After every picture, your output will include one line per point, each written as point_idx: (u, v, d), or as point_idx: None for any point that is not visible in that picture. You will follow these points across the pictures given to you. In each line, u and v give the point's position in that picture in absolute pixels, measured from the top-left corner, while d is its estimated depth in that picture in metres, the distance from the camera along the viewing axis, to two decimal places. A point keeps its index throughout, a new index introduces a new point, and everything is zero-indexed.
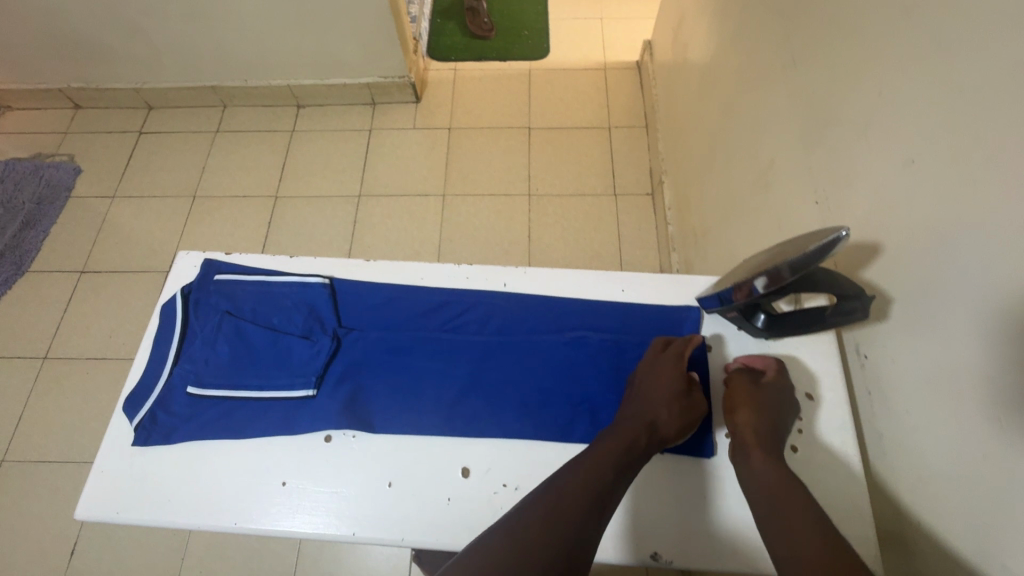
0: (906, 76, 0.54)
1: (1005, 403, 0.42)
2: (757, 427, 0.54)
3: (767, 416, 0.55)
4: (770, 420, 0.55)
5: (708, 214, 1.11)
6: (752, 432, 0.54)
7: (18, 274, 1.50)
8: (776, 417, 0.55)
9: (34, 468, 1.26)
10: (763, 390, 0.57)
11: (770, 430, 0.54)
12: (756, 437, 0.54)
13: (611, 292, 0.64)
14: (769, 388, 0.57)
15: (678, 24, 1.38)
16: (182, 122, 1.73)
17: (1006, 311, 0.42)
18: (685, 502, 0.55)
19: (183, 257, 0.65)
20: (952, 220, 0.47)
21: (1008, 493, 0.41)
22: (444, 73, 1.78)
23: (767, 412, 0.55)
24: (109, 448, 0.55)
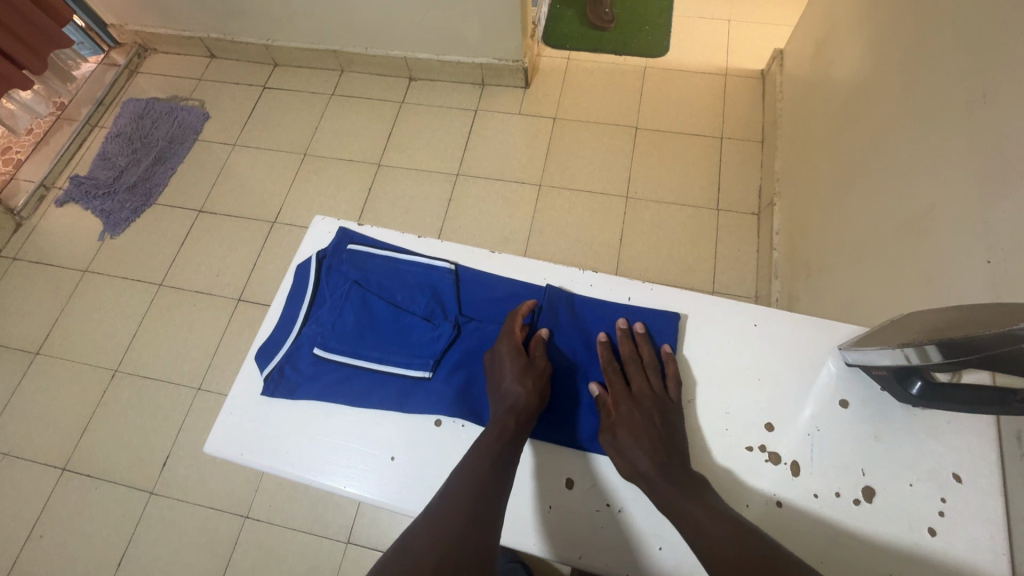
0: None
1: None
2: (645, 446, 0.51)
3: (647, 430, 0.52)
4: (659, 434, 0.52)
5: (830, 248, 1.03)
6: (645, 455, 0.50)
7: (147, 204, 1.65)
8: (661, 427, 0.53)
9: (141, 382, 1.40)
10: (623, 404, 0.54)
11: (659, 445, 0.51)
12: (652, 458, 0.50)
13: (741, 322, 0.59)
14: (631, 396, 0.55)
15: (823, 37, 1.28)
16: (302, 82, 1.82)
17: None
18: (607, 511, 0.52)
19: (319, 222, 0.68)
20: None
21: None
22: (557, 60, 1.75)
23: (646, 424, 0.52)
24: (238, 393, 0.59)
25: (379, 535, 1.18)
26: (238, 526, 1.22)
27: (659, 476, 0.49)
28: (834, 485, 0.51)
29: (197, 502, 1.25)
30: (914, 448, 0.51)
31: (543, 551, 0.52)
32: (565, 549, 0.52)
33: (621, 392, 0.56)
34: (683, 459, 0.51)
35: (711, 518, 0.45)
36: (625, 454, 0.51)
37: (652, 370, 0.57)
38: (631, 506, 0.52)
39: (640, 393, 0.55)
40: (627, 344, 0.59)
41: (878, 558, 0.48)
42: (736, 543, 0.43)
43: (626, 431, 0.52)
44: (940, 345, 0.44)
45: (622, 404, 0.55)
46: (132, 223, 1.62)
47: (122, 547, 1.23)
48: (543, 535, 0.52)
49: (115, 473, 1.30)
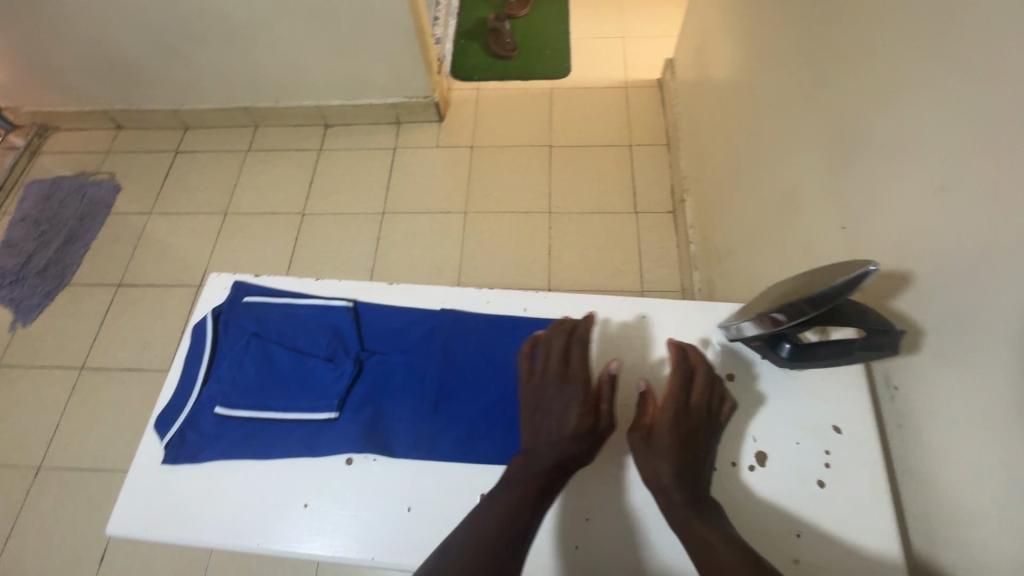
0: (926, 105, 0.54)
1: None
2: (676, 462, 0.52)
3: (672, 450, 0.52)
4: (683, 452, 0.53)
5: (732, 235, 1.10)
6: (672, 471, 0.51)
7: (60, 286, 1.57)
8: (696, 445, 0.53)
9: (69, 475, 1.31)
10: (672, 417, 0.54)
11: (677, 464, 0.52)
12: (677, 476, 0.51)
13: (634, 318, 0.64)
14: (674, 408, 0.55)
15: (700, 43, 1.39)
16: (216, 141, 1.80)
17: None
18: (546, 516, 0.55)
19: (215, 278, 0.67)
20: (973, 251, 0.47)
21: None
22: (467, 92, 1.81)
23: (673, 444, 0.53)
24: (139, 467, 0.57)
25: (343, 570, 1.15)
26: None
27: (681, 495, 0.50)
28: (728, 457, 0.58)
29: None
30: (798, 408, 0.59)
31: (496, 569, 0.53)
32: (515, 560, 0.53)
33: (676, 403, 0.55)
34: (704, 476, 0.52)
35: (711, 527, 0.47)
36: (656, 465, 0.53)
37: (706, 384, 0.56)
38: None
39: (691, 409, 0.55)
40: (698, 357, 0.58)
41: (777, 521, 0.54)
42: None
43: (664, 445, 0.53)
44: (783, 311, 0.49)
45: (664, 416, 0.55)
46: (46, 308, 1.54)
47: None
48: None
49: None
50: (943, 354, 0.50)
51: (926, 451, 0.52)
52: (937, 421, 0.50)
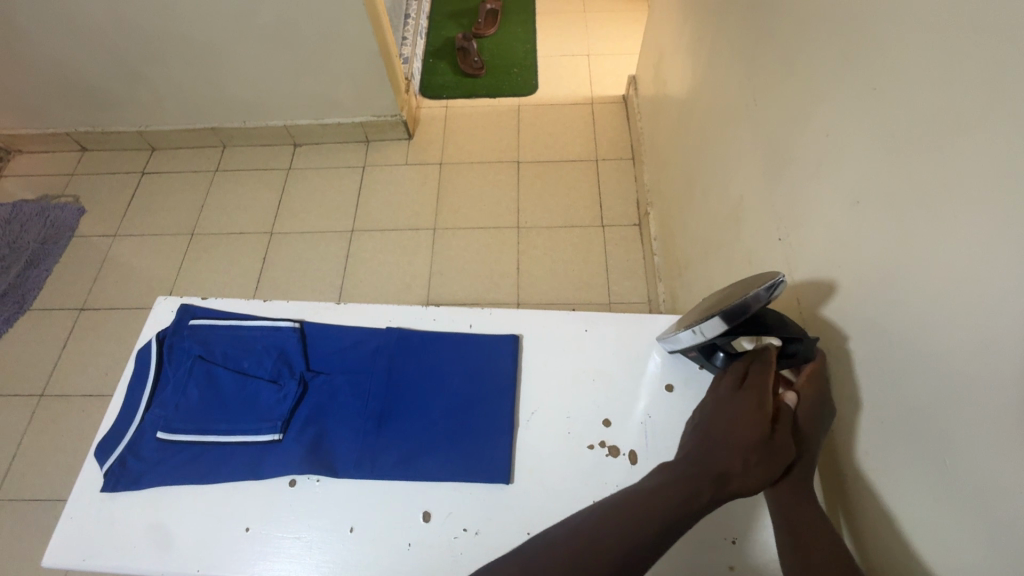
0: (844, 122, 0.57)
1: (941, 437, 0.43)
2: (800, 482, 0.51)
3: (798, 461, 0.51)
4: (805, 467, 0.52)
5: (690, 246, 1.13)
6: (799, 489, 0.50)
7: (20, 310, 1.54)
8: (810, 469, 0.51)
9: (26, 507, 1.27)
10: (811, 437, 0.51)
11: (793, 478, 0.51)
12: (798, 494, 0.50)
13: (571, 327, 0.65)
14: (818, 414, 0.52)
15: (659, 61, 1.43)
16: (183, 162, 1.79)
17: (929, 353, 0.44)
18: None
19: (161, 302, 0.67)
20: (886, 260, 0.50)
21: (952, 532, 0.42)
22: (436, 110, 1.83)
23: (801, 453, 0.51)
24: (79, 495, 0.56)
25: None
26: None
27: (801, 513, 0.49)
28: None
29: None
30: None
31: None
32: None
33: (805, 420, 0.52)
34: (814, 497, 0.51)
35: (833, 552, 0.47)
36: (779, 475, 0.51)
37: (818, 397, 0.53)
38: (488, 527, 0.52)
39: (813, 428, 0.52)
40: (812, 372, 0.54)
41: (714, 527, 0.56)
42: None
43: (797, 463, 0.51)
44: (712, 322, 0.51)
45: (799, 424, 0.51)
46: (4, 334, 1.51)
47: None
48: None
49: None
50: (865, 361, 0.52)
51: (853, 457, 0.54)
52: (859, 429, 0.53)
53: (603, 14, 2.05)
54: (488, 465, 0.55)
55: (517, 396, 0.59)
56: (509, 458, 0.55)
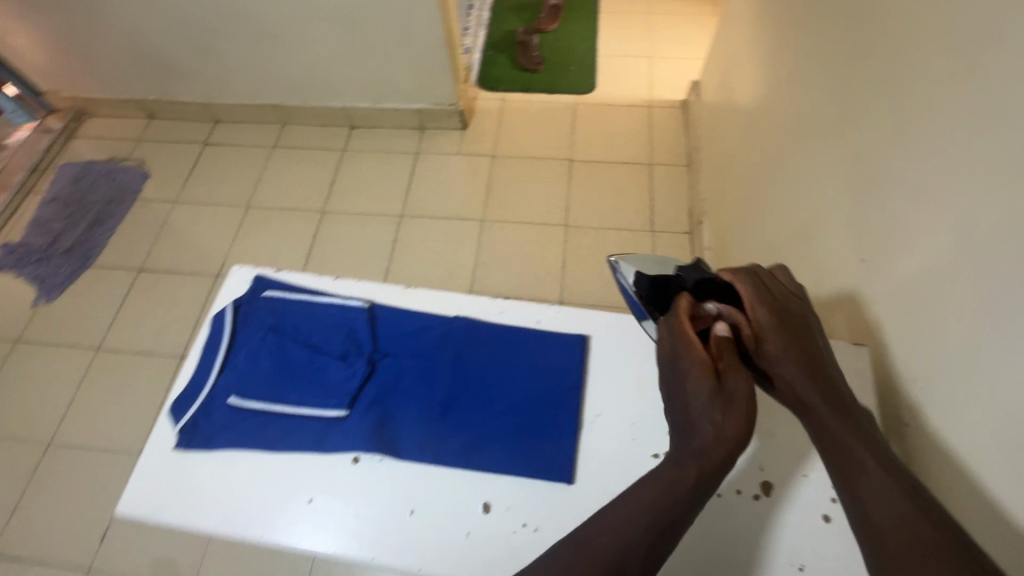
0: (946, 142, 0.54)
1: None
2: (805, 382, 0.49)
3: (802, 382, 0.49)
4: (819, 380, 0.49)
5: (748, 259, 1.10)
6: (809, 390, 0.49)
7: (83, 266, 1.61)
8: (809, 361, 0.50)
9: (77, 453, 1.33)
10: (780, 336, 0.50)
11: (812, 406, 0.48)
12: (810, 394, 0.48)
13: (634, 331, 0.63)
14: (776, 328, 0.51)
15: (726, 68, 1.39)
16: (244, 136, 1.84)
17: None
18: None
19: (236, 271, 0.69)
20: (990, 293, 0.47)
21: None
22: (492, 102, 1.83)
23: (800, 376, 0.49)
24: (151, 449, 0.58)
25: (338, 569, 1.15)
26: None
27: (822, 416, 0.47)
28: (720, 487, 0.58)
29: None
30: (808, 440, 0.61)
31: None
32: None
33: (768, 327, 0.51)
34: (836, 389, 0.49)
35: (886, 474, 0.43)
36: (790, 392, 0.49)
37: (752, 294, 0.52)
38: (547, 525, 0.52)
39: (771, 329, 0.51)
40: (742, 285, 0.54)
41: (778, 552, 0.54)
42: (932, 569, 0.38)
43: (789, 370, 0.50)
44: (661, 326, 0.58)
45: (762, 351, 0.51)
46: (67, 287, 1.58)
47: None
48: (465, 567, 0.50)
49: (48, 554, 1.21)
50: (960, 394, 0.50)
51: (935, 493, 0.52)
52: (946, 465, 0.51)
53: (668, 17, 2.01)
54: (552, 463, 0.55)
55: (583, 397, 0.59)
56: (573, 459, 0.55)
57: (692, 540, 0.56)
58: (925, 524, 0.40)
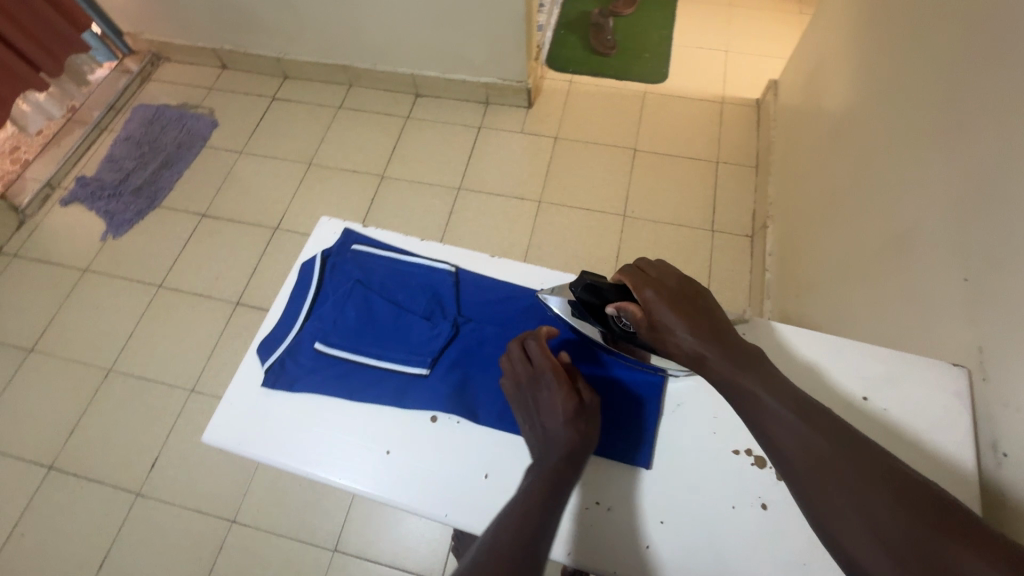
0: None
1: None
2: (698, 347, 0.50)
3: (693, 341, 0.50)
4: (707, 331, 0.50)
5: (820, 268, 1.07)
6: (703, 350, 0.50)
7: (151, 206, 1.67)
8: (709, 327, 0.51)
9: (134, 382, 1.39)
10: (668, 308, 0.51)
11: (707, 364, 0.50)
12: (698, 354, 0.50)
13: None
14: (662, 300, 0.52)
15: (814, 68, 1.33)
16: (311, 94, 1.86)
17: None
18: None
19: (325, 222, 0.71)
20: None
21: None
22: (559, 83, 1.80)
23: (692, 335, 0.50)
24: (239, 384, 0.60)
25: (370, 523, 1.19)
26: (224, 529, 1.20)
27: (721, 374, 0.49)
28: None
29: (183, 505, 1.23)
30: None
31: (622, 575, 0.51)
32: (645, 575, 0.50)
33: (655, 304, 0.52)
34: (734, 345, 0.50)
35: (786, 406, 0.46)
36: (684, 355, 0.51)
37: (635, 282, 0.54)
38: (620, 505, 0.53)
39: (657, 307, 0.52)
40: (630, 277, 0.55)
41: None
42: (842, 474, 0.43)
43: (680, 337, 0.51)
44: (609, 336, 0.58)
45: (660, 327, 0.52)
46: (135, 224, 1.64)
47: (104, 547, 1.21)
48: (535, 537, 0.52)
49: (102, 472, 1.28)
50: None
51: None
52: None
53: (749, 11, 1.94)
54: (626, 446, 0.55)
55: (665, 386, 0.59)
56: (649, 445, 0.55)
57: (771, 545, 0.50)
58: (825, 441, 0.44)
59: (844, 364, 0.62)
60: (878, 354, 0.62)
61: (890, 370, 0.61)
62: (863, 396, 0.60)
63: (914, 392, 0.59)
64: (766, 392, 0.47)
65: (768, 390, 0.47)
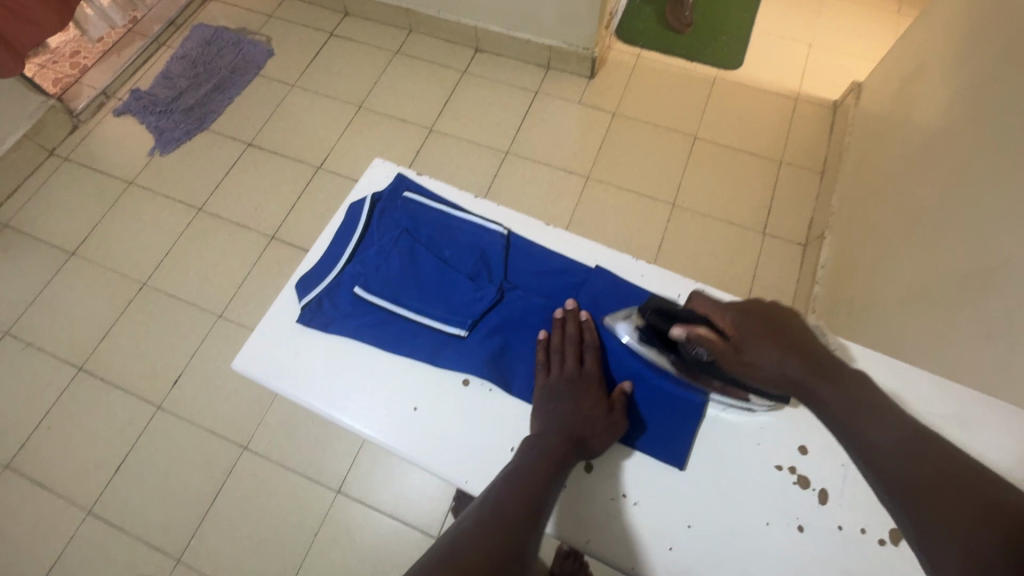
0: None
1: None
2: (782, 361, 0.47)
3: (787, 371, 0.47)
4: (803, 362, 0.47)
5: (880, 290, 1.01)
6: (788, 364, 0.47)
7: (200, 128, 1.67)
8: (801, 347, 0.48)
9: (166, 299, 1.42)
10: (748, 327, 0.50)
11: (798, 380, 0.47)
12: (786, 370, 0.47)
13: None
14: (747, 321, 0.50)
15: (909, 76, 1.23)
16: (370, 35, 1.81)
17: None
18: None
19: (378, 166, 0.68)
20: None
21: None
22: (626, 56, 1.71)
23: (786, 364, 0.47)
24: (274, 317, 0.59)
25: (376, 471, 1.20)
26: (236, 455, 1.23)
27: (806, 387, 0.46)
28: (838, 519, 0.52)
29: (200, 423, 1.27)
30: None
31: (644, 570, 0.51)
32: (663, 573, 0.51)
33: (736, 325, 0.50)
34: (834, 368, 0.46)
35: (897, 434, 0.41)
36: (771, 372, 0.48)
37: (709, 300, 0.53)
38: (647, 502, 0.54)
39: (740, 328, 0.50)
40: (702, 300, 0.54)
41: None
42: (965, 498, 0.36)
43: (762, 354, 0.48)
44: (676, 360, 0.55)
45: (746, 351, 0.49)
46: (182, 144, 1.65)
47: (122, 452, 1.25)
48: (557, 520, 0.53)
49: (128, 381, 1.32)
50: None
51: None
52: None
53: (842, 4, 1.79)
54: (659, 442, 0.56)
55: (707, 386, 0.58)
56: (684, 446, 0.56)
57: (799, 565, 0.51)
58: (937, 470, 0.38)
59: (916, 395, 0.60)
60: (955, 394, 0.60)
61: (963, 410, 0.59)
62: None
63: (984, 439, 0.57)
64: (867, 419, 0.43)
65: (860, 413, 0.43)
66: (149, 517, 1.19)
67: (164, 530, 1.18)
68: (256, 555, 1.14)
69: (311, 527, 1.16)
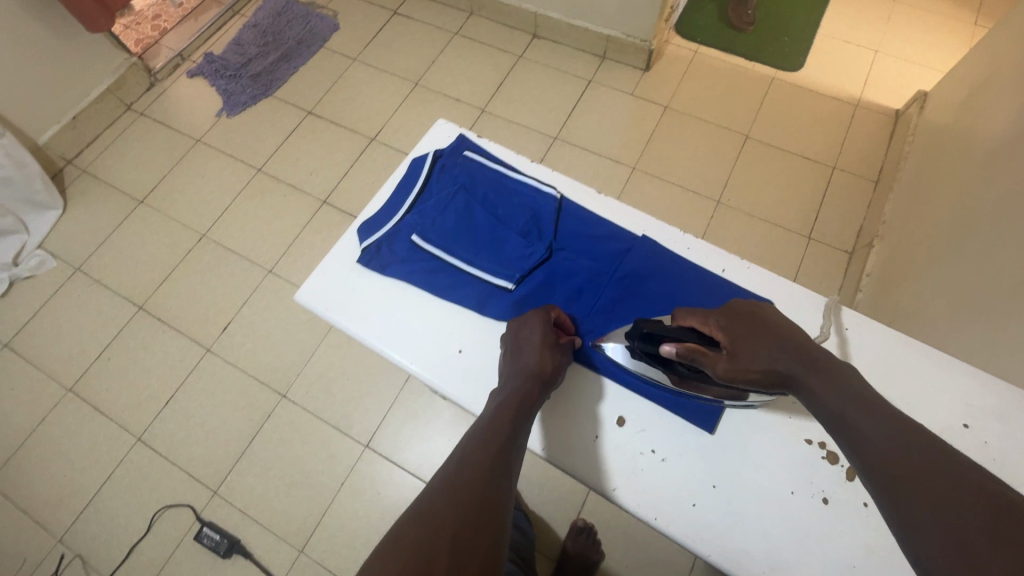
0: None
1: None
2: (772, 356, 0.51)
3: (779, 366, 0.50)
4: (791, 356, 0.51)
5: (926, 301, 0.99)
6: (779, 359, 0.51)
7: (264, 94, 1.75)
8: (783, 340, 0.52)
9: (221, 251, 1.50)
10: (737, 334, 0.53)
11: (790, 375, 0.50)
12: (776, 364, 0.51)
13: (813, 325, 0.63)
14: (733, 330, 0.53)
15: (979, 86, 1.18)
16: (431, 15, 1.86)
17: None
18: (754, 542, 0.53)
19: (441, 126, 0.73)
20: None
21: None
22: (683, 51, 1.71)
23: (774, 359, 0.51)
24: (336, 257, 0.64)
25: (403, 431, 1.25)
26: (274, 402, 1.30)
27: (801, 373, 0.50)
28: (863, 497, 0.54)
29: (244, 369, 1.34)
30: None
31: (664, 520, 0.55)
32: (684, 524, 0.54)
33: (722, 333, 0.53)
34: (813, 358, 0.51)
35: (877, 424, 0.44)
36: (765, 370, 0.51)
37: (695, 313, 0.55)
38: (675, 460, 0.57)
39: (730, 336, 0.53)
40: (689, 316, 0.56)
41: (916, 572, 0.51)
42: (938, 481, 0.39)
43: (754, 355, 0.51)
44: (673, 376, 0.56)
45: (738, 360, 0.52)
46: (247, 108, 1.73)
47: (172, 388, 1.34)
48: (586, 466, 0.57)
49: (182, 323, 1.41)
50: None
51: None
52: None
53: (914, 12, 1.73)
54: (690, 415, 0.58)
55: None
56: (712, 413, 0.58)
57: (819, 531, 0.53)
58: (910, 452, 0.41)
59: (951, 387, 0.60)
60: (995, 389, 0.60)
61: (999, 406, 0.59)
62: (964, 423, 0.58)
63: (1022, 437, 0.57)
64: (854, 410, 0.46)
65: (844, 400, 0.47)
66: (192, 450, 1.27)
67: (204, 463, 1.26)
68: (287, 496, 1.21)
69: (339, 477, 1.22)
